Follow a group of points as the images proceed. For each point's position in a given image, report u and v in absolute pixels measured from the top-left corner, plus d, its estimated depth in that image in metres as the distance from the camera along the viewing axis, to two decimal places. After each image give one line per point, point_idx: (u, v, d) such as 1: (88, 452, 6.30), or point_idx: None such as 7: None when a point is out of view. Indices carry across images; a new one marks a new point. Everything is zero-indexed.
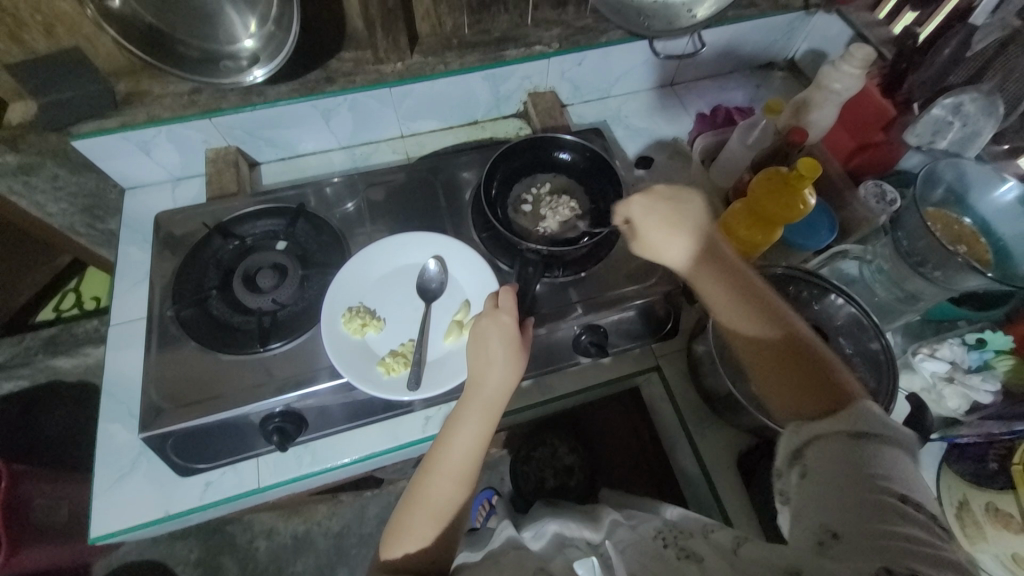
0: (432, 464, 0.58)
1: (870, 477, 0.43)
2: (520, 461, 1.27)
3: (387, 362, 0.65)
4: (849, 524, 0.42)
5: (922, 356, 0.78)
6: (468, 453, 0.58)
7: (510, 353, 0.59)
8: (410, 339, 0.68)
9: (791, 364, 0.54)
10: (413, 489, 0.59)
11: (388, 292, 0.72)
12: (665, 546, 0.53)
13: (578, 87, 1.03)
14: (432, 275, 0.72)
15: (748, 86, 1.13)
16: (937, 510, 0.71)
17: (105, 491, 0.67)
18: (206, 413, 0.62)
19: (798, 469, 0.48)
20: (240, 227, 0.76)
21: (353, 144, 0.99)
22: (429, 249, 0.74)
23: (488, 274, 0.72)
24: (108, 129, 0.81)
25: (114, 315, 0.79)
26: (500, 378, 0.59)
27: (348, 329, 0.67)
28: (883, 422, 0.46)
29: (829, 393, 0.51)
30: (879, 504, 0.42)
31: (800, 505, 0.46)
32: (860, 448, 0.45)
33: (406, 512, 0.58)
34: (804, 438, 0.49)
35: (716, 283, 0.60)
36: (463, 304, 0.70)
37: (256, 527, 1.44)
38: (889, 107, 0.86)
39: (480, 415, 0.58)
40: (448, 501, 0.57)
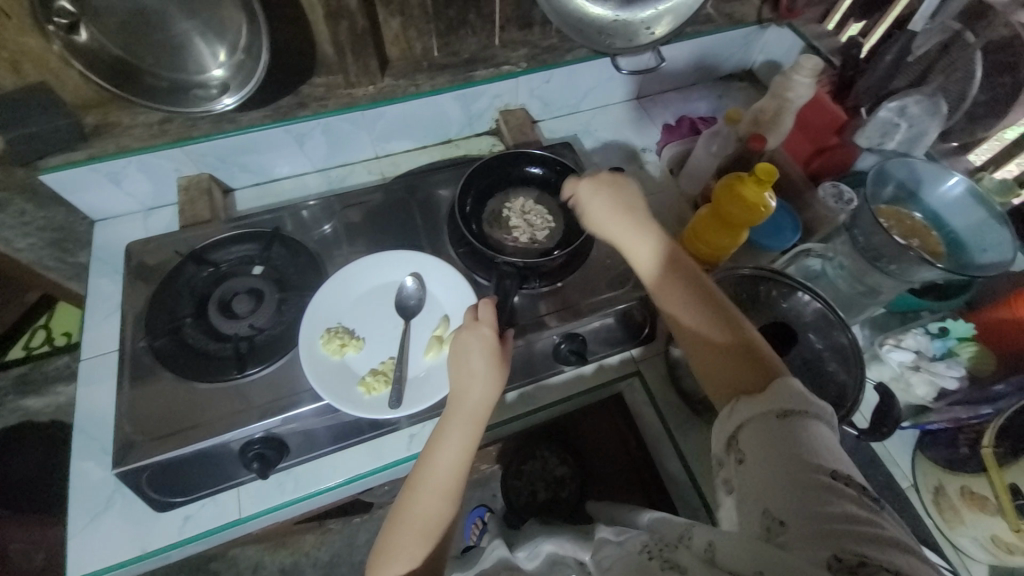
0: (417, 480, 0.58)
1: (801, 457, 0.45)
2: (511, 476, 1.26)
3: (368, 382, 0.65)
4: (791, 508, 0.43)
5: (888, 347, 0.80)
6: (453, 467, 0.58)
7: (490, 364, 0.60)
8: (389, 356, 0.68)
9: (719, 344, 0.57)
10: (399, 506, 0.58)
11: (366, 310, 0.72)
12: (649, 560, 0.51)
13: (548, 104, 1.06)
14: (410, 292, 0.73)
15: (711, 97, 1.18)
16: (915, 496, 0.75)
17: (78, 532, 0.65)
18: (183, 444, 0.60)
19: (735, 455, 0.49)
20: (215, 253, 0.76)
21: (328, 167, 1.00)
22: (405, 267, 0.75)
23: (465, 288, 0.72)
24: (77, 161, 0.80)
25: (86, 349, 0.77)
26: (481, 390, 0.59)
27: (328, 351, 0.66)
28: (802, 398, 0.49)
29: (757, 375, 0.53)
30: (816, 485, 0.43)
31: (743, 492, 0.47)
32: (788, 429, 0.47)
33: (393, 531, 0.57)
34: (738, 421, 0.50)
35: (661, 268, 0.62)
36: (442, 320, 0.71)
37: (242, 563, 1.40)
38: (839, 112, 0.91)
39: (463, 427, 0.59)
40: (434, 517, 0.57)
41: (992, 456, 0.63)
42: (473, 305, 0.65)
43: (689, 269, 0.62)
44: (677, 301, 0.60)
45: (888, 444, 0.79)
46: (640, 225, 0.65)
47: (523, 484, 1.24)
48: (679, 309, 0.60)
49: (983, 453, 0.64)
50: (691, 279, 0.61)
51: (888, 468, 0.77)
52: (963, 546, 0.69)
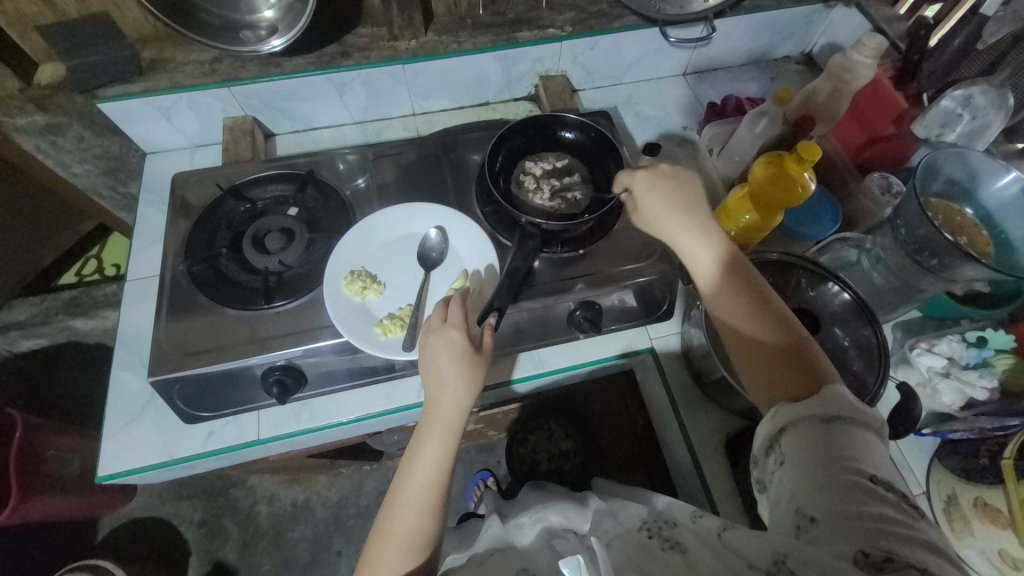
0: (396, 495, 0.59)
1: (840, 460, 0.46)
2: (517, 443, 1.40)
3: (384, 324, 0.67)
4: (824, 507, 0.44)
5: (918, 350, 0.77)
6: (433, 474, 0.58)
7: (465, 365, 0.61)
8: (407, 304, 0.70)
9: (769, 350, 0.56)
10: (381, 522, 0.58)
11: (388, 257, 0.73)
12: (649, 537, 0.55)
13: (590, 72, 1.04)
14: (433, 244, 0.74)
15: (762, 78, 1.13)
16: (926, 504, 0.72)
17: (114, 435, 0.71)
18: (208, 364, 0.64)
19: (775, 456, 0.50)
20: (253, 191, 0.78)
21: (366, 120, 1.01)
22: (425, 222, 0.76)
23: (485, 249, 0.73)
24: (131, 93, 0.84)
25: (131, 271, 0.82)
26: (454, 398, 0.60)
27: (349, 292, 0.69)
28: (848, 403, 0.49)
29: (801, 378, 0.53)
30: (854, 487, 0.44)
31: (778, 492, 0.48)
32: (830, 432, 0.48)
33: (374, 547, 0.57)
34: (780, 425, 0.51)
35: (727, 271, 0.61)
36: (460, 273, 0.72)
37: (258, 493, 1.51)
38: (900, 101, 0.85)
39: (440, 436, 0.60)
40: (420, 531, 0.57)
41: (1012, 468, 0.61)
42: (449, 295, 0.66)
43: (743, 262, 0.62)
44: (729, 299, 0.59)
45: (903, 448, 0.76)
46: (689, 216, 0.65)
47: (528, 452, 1.38)
48: (723, 303, 0.60)
49: (1004, 465, 0.62)
50: (738, 276, 0.60)
51: (900, 472, 0.75)
52: (968, 561, 0.66)
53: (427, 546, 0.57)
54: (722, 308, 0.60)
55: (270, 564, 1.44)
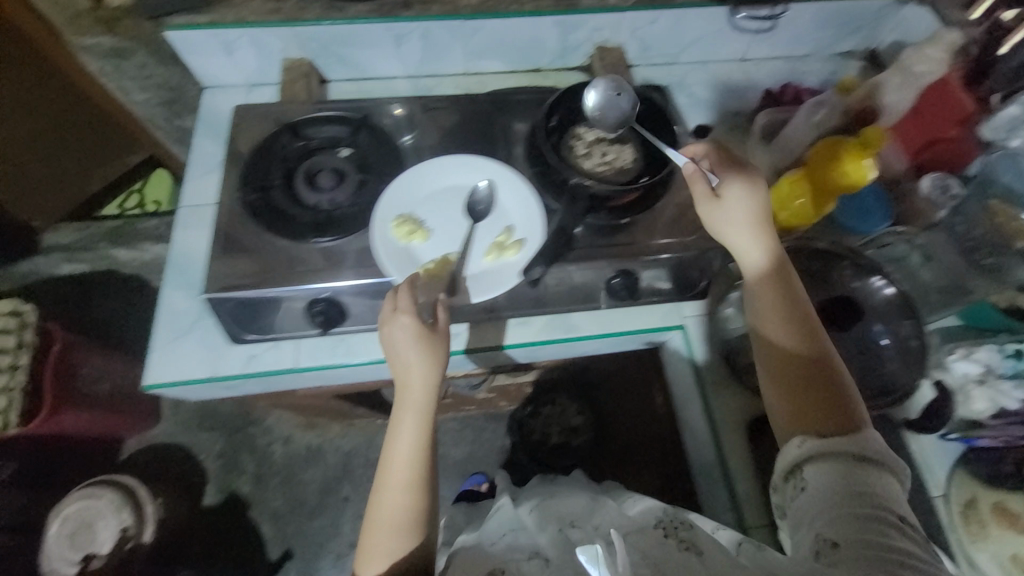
0: (383, 480, 0.62)
1: (868, 497, 0.51)
2: (529, 414, 1.43)
3: (429, 268, 0.69)
4: (846, 534, 0.49)
5: (956, 356, 0.76)
6: (410, 458, 0.62)
7: (433, 356, 0.63)
8: (450, 253, 0.72)
9: (811, 386, 0.59)
10: (374, 507, 0.62)
11: (432, 206, 0.75)
12: (665, 535, 0.57)
13: (647, 48, 1.03)
14: (480, 197, 0.75)
15: (822, 72, 1.10)
16: (941, 507, 0.71)
17: (162, 348, 0.74)
18: (261, 287, 0.67)
19: (799, 483, 0.55)
20: (309, 129, 0.80)
21: (418, 75, 1.02)
22: (472, 174, 0.76)
23: (531, 208, 0.74)
24: (198, 24, 0.86)
25: (185, 197, 0.85)
26: (423, 391, 0.64)
27: (396, 235, 0.70)
28: (879, 448, 0.54)
29: (839, 415, 0.57)
30: (879, 522, 0.49)
31: (803, 515, 0.53)
32: (861, 471, 0.53)
33: (371, 531, 0.61)
34: (812, 457, 0.55)
35: (768, 285, 0.65)
36: (505, 228, 0.73)
37: (274, 433, 1.57)
38: (967, 102, 0.83)
39: (413, 427, 0.63)
40: (410, 509, 0.61)
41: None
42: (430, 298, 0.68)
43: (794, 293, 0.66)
44: (779, 327, 0.62)
45: (928, 453, 0.74)
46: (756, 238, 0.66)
47: (538, 424, 1.42)
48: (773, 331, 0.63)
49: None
50: (790, 307, 0.64)
51: (922, 475, 0.72)
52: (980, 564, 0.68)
53: (416, 521, 0.61)
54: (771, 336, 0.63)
55: (283, 500, 1.52)
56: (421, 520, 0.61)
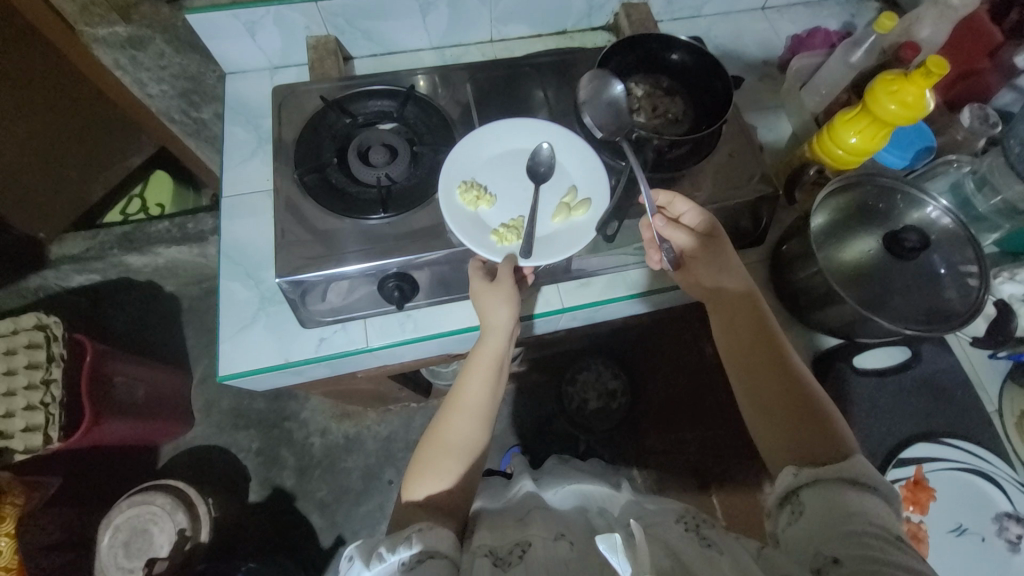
0: (454, 406, 0.69)
1: (859, 515, 0.51)
2: (566, 382, 1.46)
3: (500, 233, 0.69)
4: (843, 552, 0.49)
5: (1001, 279, 0.78)
6: (478, 401, 0.69)
7: (513, 307, 0.68)
8: (518, 215, 0.72)
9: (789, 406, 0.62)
10: (436, 431, 0.68)
11: (495, 171, 0.74)
12: (688, 529, 0.59)
13: (671, 2, 1.02)
14: (542, 159, 0.74)
15: (842, 15, 1.10)
16: (997, 420, 0.77)
17: (229, 339, 0.74)
18: (332, 267, 0.66)
19: (792, 507, 0.56)
20: (354, 105, 0.78)
21: (444, 46, 0.99)
22: (528, 139, 0.76)
23: (594, 167, 0.73)
24: (220, 5, 0.83)
25: (227, 187, 0.83)
26: (500, 339, 0.70)
27: (463, 201, 0.70)
28: (866, 470, 0.55)
29: (822, 437, 0.59)
30: (871, 539, 0.49)
31: (798, 539, 0.53)
32: (850, 490, 0.53)
33: (429, 450, 0.67)
34: (802, 480, 0.56)
35: (708, 273, 0.70)
36: (570, 189, 0.73)
37: (312, 426, 1.57)
38: (997, 33, 0.86)
39: (488, 369, 0.69)
40: (473, 440, 0.67)
41: None
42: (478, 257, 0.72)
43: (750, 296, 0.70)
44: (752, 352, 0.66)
45: (980, 373, 0.79)
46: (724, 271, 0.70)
47: (576, 391, 1.44)
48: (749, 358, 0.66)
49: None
50: (748, 305, 0.69)
51: (977, 393, 0.78)
52: None
53: (476, 448, 0.68)
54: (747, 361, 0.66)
55: (326, 490, 1.52)
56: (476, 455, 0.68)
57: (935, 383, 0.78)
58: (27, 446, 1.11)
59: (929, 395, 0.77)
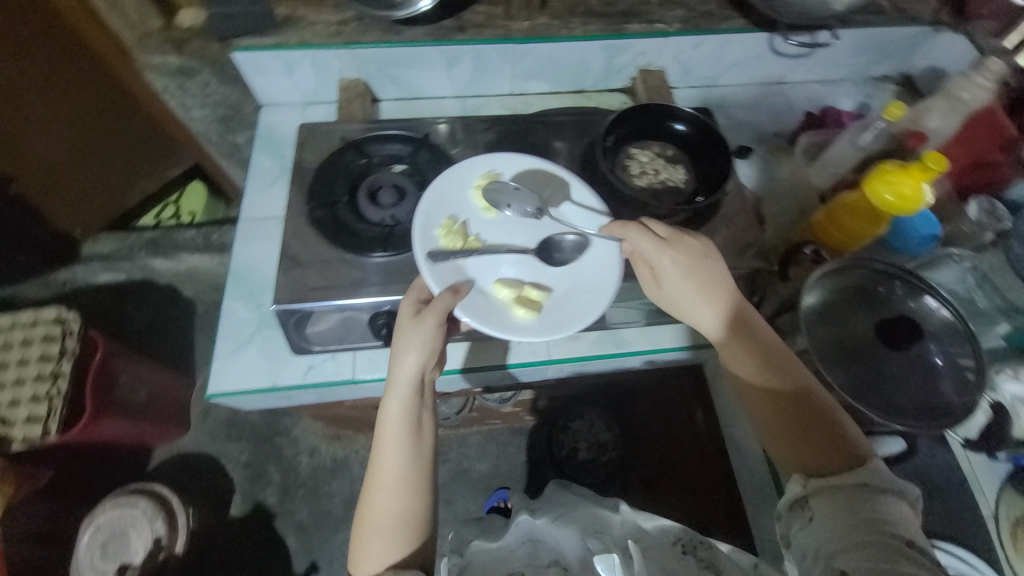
0: (377, 477, 0.65)
1: (875, 522, 0.53)
2: (557, 430, 1.40)
3: (447, 228, 0.71)
4: (854, 562, 0.50)
5: (1005, 376, 0.74)
6: (400, 468, 0.64)
7: (424, 357, 0.64)
8: (479, 239, 0.74)
9: (794, 415, 0.62)
10: (363, 508, 0.65)
11: (521, 220, 0.76)
12: (684, 551, 0.74)
13: (688, 71, 1.05)
14: (562, 247, 0.74)
15: (857, 96, 1.13)
16: (992, 526, 0.73)
17: (224, 357, 0.77)
18: (328, 300, 0.69)
19: (805, 514, 0.57)
20: (370, 147, 0.83)
21: (466, 96, 1.05)
22: (585, 226, 0.74)
23: (602, 300, 0.70)
24: (264, 46, 0.90)
25: (245, 210, 0.88)
26: (406, 394, 0.65)
27: (440, 233, 0.71)
28: (881, 477, 0.56)
29: (834, 446, 0.59)
30: (885, 547, 0.51)
31: (807, 547, 0.55)
32: (863, 497, 0.54)
33: (362, 527, 0.65)
34: (813, 489, 0.57)
35: (739, 343, 0.65)
36: (548, 289, 0.71)
37: (301, 445, 1.58)
38: (1011, 129, 0.85)
39: (400, 433, 0.64)
40: (404, 508, 0.64)
41: None
42: (414, 291, 0.67)
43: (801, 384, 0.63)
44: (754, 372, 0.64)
45: (976, 471, 0.76)
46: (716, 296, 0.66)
47: (567, 439, 1.38)
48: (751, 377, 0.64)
49: None
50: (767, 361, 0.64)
51: (972, 492, 0.75)
52: None
53: (410, 516, 0.64)
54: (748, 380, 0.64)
55: (307, 513, 1.50)
56: (414, 517, 0.64)
57: (933, 479, 0.74)
58: (26, 436, 1.17)
59: (925, 492, 0.73)
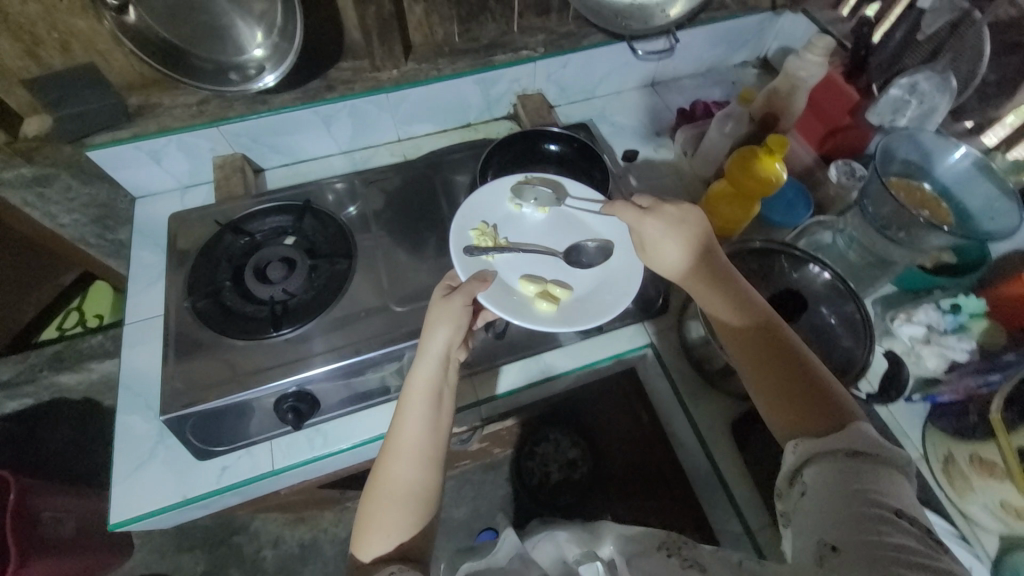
0: (391, 450, 0.59)
1: (863, 493, 0.46)
2: (524, 456, 1.39)
3: (479, 232, 0.73)
4: (846, 536, 0.44)
5: (899, 321, 0.81)
6: (417, 448, 0.59)
7: (454, 332, 0.62)
8: (505, 238, 0.76)
9: (779, 361, 0.58)
10: (373, 481, 0.59)
11: (569, 228, 0.78)
12: (669, 556, 0.58)
13: (564, 89, 1.09)
14: (589, 251, 0.76)
15: (724, 83, 1.20)
16: (925, 467, 0.75)
17: (122, 481, 0.70)
18: (223, 396, 0.65)
19: (799, 487, 0.51)
20: (251, 225, 0.81)
21: (353, 149, 1.04)
22: (608, 233, 0.76)
23: (626, 291, 0.70)
24: (122, 139, 0.85)
25: (130, 314, 0.82)
26: (433, 365, 0.62)
27: (474, 236, 0.73)
28: (873, 442, 0.50)
29: (824, 411, 0.54)
30: (872, 517, 0.44)
31: (801, 522, 0.48)
32: (856, 465, 0.48)
33: (368, 510, 0.57)
34: (803, 457, 0.51)
35: (712, 292, 0.63)
36: (566, 285, 0.71)
37: (263, 537, 1.47)
38: (853, 94, 0.92)
39: (424, 406, 0.60)
40: (419, 491, 0.58)
41: (1001, 423, 0.64)
42: (444, 280, 0.68)
43: (765, 317, 0.61)
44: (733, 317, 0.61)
45: (896, 416, 0.79)
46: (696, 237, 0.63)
47: (536, 465, 1.38)
48: (734, 320, 0.61)
49: (992, 421, 0.65)
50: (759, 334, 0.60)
51: (898, 439, 0.77)
52: (971, 513, 0.70)
53: (424, 501, 0.58)
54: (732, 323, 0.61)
55: None
56: (422, 502, 0.57)
57: None
58: None
59: None
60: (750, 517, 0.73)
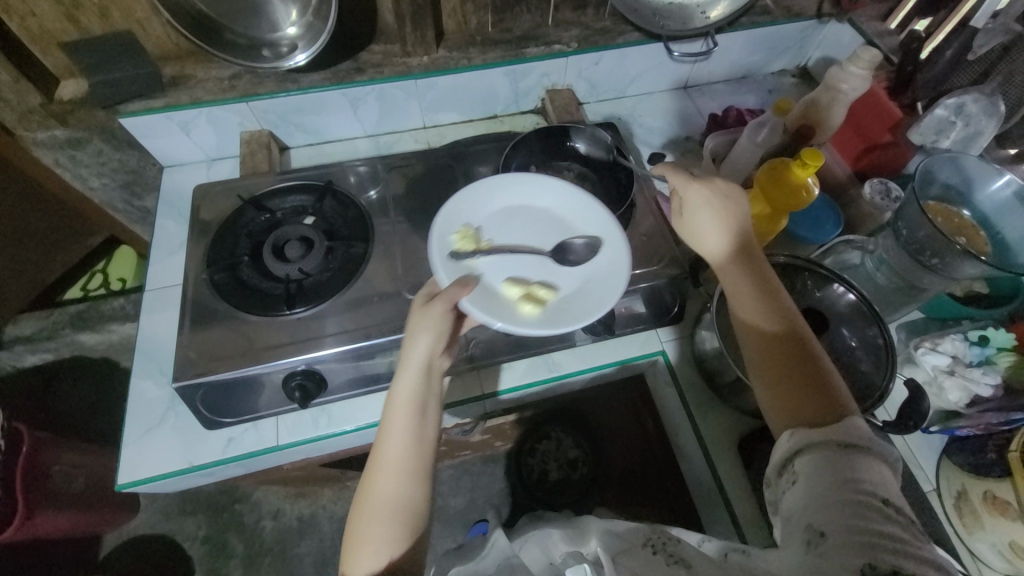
0: (375, 464, 0.59)
1: (853, 481, 0.44)
2: (524, 454, 1.39)
3: (461, 234, 0.71)
4: (832, 521, 0.42)
5: (923, 349, 0.79)
6: (400, 458, 0.58)
7: (434, 342, 0.61)
8: (489, 240, 0.74)
9: (781, 348, 0.54)
10: (362, 495, 0.58)
11: (552, 228, 0.76)
12: (653, 554, 0.53)
13: (594, 86, 1.08)
14: (576, 249, 0.74)
15: (760, 91, 1.17)
16: (936, 500, 0.73)
17: (133, 443, 0.72)
18: (233, 368, 0.65)
19: (788, 476, 0.48)
20: (272, 202, 0.82)
21: (378, 133, 1.04)
22: (593, 230, 0.74)
23: (613, 291, 0.68)
24: (154, 108, 0.87)
25: (150, 281, 0.83)
26: (413, 375, 0.60)
27: (457, 243, 0.70)
28: (864, 433, 0.47)
29: (822, 402, 0.50)
30: (859, 503, 0.42)
31: (789, 512, 0.46)
32: (847, 455, 0.45)
33: (358, 525, 0.57)
34: (796, 446, 0.48)
35: (739, 271, 0.60)
36: (551, 284, 0.69)
37: (263, 508, 1.50)
38: (895, 110, 0.91)
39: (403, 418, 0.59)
40: (409, 503, 0.57)
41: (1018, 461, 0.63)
42: (426, 286, 0.66)
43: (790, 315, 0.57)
44: (751, 307, 0.58)
45: (913, 447, 0.77)
46: (733, 227, 0.62)
47: (536, 462, 1.37)
48: (749, 308, 0.58)
49: (1010, 458, 0.64)
50: (781, 339, 0.55)
51: (911, 469, 0.75)
52: (979, 552, 0.68)
53: (414, 511, 0.57)
54: (747, 313, 0.58)
55: None
56: (414, 512, 0.57)
57: None
58: None
59: None
60: (748, 534, 0.72)
